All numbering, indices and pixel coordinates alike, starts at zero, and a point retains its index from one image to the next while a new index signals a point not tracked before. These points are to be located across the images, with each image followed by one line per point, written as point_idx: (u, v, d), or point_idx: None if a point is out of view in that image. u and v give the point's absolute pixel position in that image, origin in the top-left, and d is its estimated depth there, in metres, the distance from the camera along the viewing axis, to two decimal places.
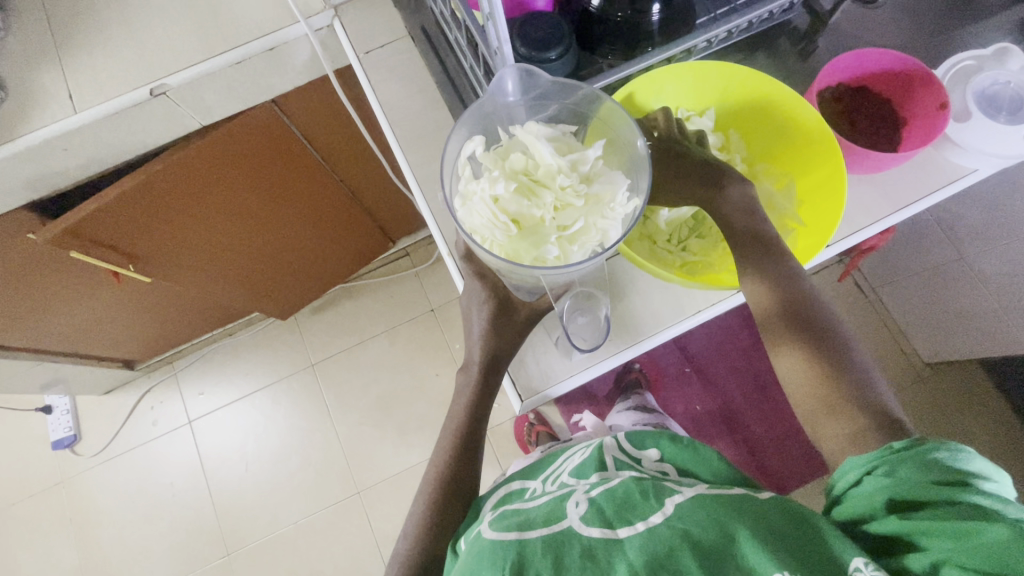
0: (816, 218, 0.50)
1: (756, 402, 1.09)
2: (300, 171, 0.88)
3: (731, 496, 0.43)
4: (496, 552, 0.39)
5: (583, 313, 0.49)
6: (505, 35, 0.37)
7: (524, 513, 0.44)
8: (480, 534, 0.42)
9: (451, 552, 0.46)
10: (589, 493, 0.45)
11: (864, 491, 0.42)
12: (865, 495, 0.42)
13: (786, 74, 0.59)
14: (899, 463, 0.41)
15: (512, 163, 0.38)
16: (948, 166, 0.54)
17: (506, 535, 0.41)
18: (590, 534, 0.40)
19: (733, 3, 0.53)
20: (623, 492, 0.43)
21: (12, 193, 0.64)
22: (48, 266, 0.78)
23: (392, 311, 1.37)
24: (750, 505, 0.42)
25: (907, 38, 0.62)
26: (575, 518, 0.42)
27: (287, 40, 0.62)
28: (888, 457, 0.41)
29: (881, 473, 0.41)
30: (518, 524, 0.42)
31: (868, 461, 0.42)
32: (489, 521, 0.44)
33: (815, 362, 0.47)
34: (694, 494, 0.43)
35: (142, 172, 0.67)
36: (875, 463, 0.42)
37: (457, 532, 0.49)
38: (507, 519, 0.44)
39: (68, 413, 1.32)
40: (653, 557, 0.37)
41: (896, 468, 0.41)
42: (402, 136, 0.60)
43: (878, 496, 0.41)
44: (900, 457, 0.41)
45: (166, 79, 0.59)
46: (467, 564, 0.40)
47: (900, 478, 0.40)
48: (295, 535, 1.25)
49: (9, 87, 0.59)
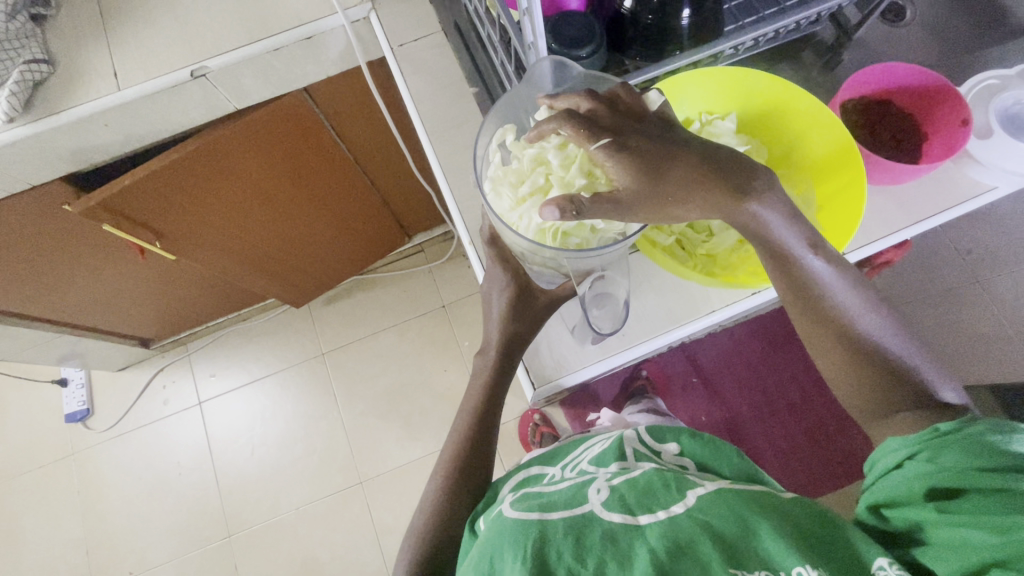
0: (835, 226, 0.50)
1: (761, 414, 1.09)
2: (327, 159, 0.90)
3: (754, 492, 0.41)
4: (519, 530, 0.39)
5: (601, 304, 0.49)
6: (541, 30, 0.39)
7: (544, 496, 0.45)
8: (503, 514, 0.43)
9: (468, 532, 0.47)
10: (611, 482, 0.44)
11: (901, 475, 0.40)
12: (902, 481, 0.40)
13: (810, 84, 0.60)
14: (944, 448, 0.39)
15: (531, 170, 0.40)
16: (966, 182, 0.54)
17: (528, 515, 0.41)
18: (611, 519, 0.40)
19: (761, 12, 0.54)
20: (645, 483, 0.43)
21: (53, 165, 0.66)
22: (78, 237, 0.80)
23: (405, 306, 1.39)
24: (775, 502, 0.40)
25: (931, 55, 0.63)
26: (597, 504, 0.42)
27: (324, 29, 0.64)
28: (932, 440, 0.39)
29: (922, 458, 0.39)
30: (540, 505, 0.43)
31: (910, 445, 0.41)
32: (510, 502, 0.44)
33: (842, 341, 0.45)
34: (716, 487, 0.42)
35: (176, 152, 0.69)
36: (918, 446, 0.40)
37: (474, 511, 0.50)
38: (529, 501, 0.44)
39: (82, 387, 1.35)
40: (674, 543, 0.36)
41: (939, 454, 0.39)
42: (430, 127, 0.61)
43: (914, 482, 0.39)
44: (945, 440, 0.39)
45: (207, 62, 0.62)
46: (490, 541, 0.40)
47: (942, 465, 0.38)
48: (295, 521, 1.26)
49: (56, 63, 0.62)
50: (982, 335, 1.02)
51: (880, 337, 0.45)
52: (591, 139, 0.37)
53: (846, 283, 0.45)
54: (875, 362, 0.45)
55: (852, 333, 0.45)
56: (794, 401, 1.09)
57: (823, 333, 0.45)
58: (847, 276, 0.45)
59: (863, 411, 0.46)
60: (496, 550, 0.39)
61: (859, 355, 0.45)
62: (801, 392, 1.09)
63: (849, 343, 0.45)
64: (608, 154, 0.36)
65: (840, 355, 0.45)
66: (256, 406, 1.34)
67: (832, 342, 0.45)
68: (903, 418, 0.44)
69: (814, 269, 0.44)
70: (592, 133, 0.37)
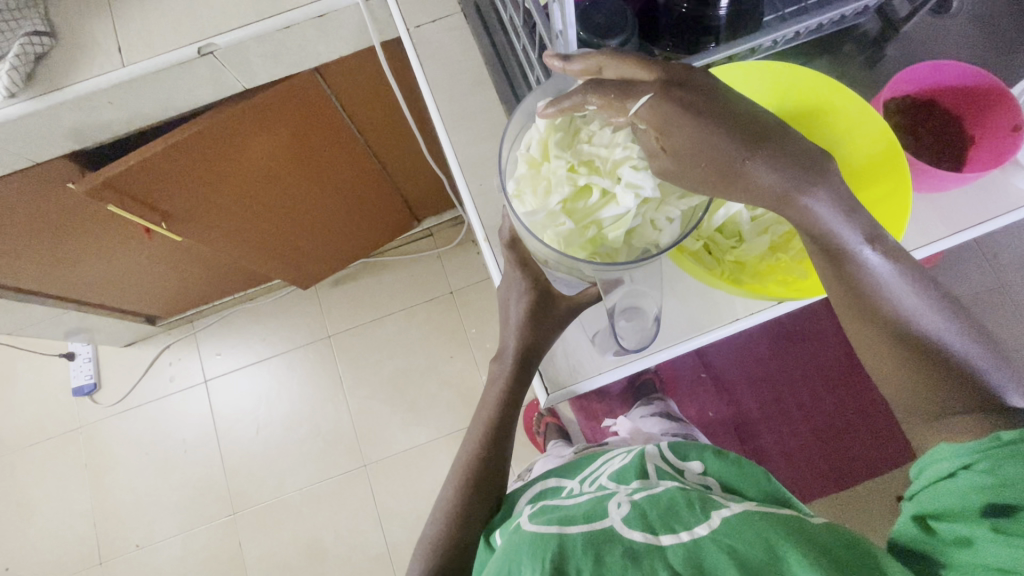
0: (888, 216, 0.47)
1: (773, 413, 1.01)
2: (336, 141, 0.87)
3: (784, 516, 0.39)
4: (537, 543, 0.38)
5: (627, 317, 0.46)
6: (570, 20, 0.36)
7: (563, 509, 0.43)
8: (520, 527, 0.41)
9: (485, 545, 0.47)
10: (632, 497, 0.43)
11: (956, 486, 0.37)
12: (956, 492, 0.37)
13: (849, 82, 0.57)
14: (1006, 460, 0.35)
15: (555, 179, 0.41)
16: (1012, 191, 0.51)
17: (546, 528, 0.40)
18: (633, 537, 0.38)
19: (803, 3, 0.50)
20: (668, 502, 0.41)
21: (57, 142, 0.64)
22: (83, 215, 0.79)
23: (412, 290, 1.38)
24: (804, 526, 0.37)
25: (978, 53, 0.60)
26: (618, 520, 0.40)
27: (336, 7, 0.61)
28: (992, 451, 0.36)
29: (980, 469, 0.36)
30: (559, 519, 0.41)
31: (966, 454, 0.37)
32: (528, 515, 0.43)
33: (897, 345, 0.42)
34: (742, 509, 0.40)
35: (181, 132, 0.67)
36: (976, 456, 0.36)
37: (490, 524, 0.50)
38: (547, 514, 0.43)
39: (90, 361, 1.35)
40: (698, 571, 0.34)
41: (1001, 466, 0.35)
42: (446, 116, 0.58)
43: (970, 496, 0.36)
44: (1009, 452, 0.35)
45: (215, 39, 0.59)
46: (506, 554, 0.39)
47: (1003, 479, 0.35)
48: (299, 501, 1.27)
49: (58, 36, 0.59)
50: None
51: (939, 335, 0.41)
52: (632, 99, 0.37)
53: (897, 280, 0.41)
54: (918, 357, 0.42)
55: (908, 329, 0.42)
56: (802, 400, 1.01)
57: (873, 327, 0.42)
58: (905, 273, 0.41)
59: (915, 413, 0.43)
60: (512, 564, 0.37)
61: (905, 353, 0.42)
62: (812, 393, 1.01)
63: (901, 338, 0.42)
64: (651, 112, 0.36)
65: (888, 351, 0.43)
66: (262, 386, 1.34)
67: (873, 335, 0.43)
68: (960, 420, 0.41)
69: (864, 264, 0.41)
70: (632, 95, 0.37)
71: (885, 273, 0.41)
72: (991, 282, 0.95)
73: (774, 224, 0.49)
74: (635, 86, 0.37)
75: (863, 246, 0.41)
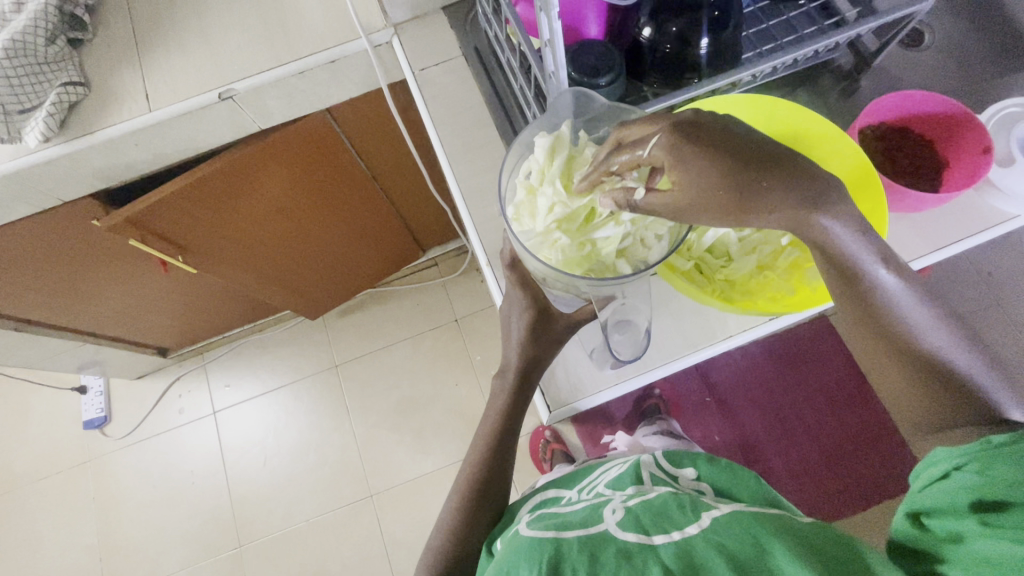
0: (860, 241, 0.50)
1: (779, 434, 1.02)
2: (346, 177, 0.92)
3: (772, 515, 0.40)
4: (534, 546, 0.39)
5: (621, 329, 0.49)
6: (562, 60, 0.40)
7: (560, 516, 0.45)
8: (518, 533, 0.43)
9: (485, 552, 0.48)
10: (626, 503, 0.44)
11: (947, 487, 0.38)
12: (946, 492, 0.38)
13: (828, 111, 0.61)
14: (995, 460, 0.36)
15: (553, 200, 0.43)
16: (987, 210, 0.54)
17: (543, 534, 0.41)
18: (626, 537, 0.39)
19: (778, 41, 0.55)
20: (661, 504, 0.43)
21: (84, 182, 0.68)
22: (102, 251, 0.82)
23: (418, 319, 1.40)
24: (791, 524, 0.38)
25: (950, 82, 0.64)
26: (612, 524, 0.42)
27: (347, 54, 0.66)
28: (982, 453, 0.36)
29: (971, 470, 0.36)
30: (556, 525, 0.43)
31: (957, 455, 0.38)
32: (527, 522, 0.45)
33: (904, 361, 0.43)
34: (731, 509, 0.41)
35: (198, 171, 0.71)
36: (966, 457, 0.37)
37: (491, 536, 0.52)
38: (545, 521, 0.44)
39: (101, 395, 1.37)
40: (688, 562, 0.35)
41: (991, 467, 0.36)
42: (449, 149, 0.62)
43: (960, 494, 0.37)
44: (998, 453, 0.36)
45: (234, 85, 0.63)
46: (505, 559, 0.40)
47: (993, 477, 0.36)
48: (306, 532, 1.26)
49: (91, 85, 0.64)
50: None
51: (942, 354, 0.42)
52: (643, 146, 0.37)
53: (904, 300, 0.42)
54: (920, 377, 0.42)
55: (912, 347, 0.42)
56: (810, 421, 1.01)
57: (876, 342, 0.43)
58: (913, 293, 0.42)
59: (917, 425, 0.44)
60: (511, 567, 0.39)
61: (906, 373, 0.43)
62: (819, 414, 1.02)
63: (908, 359, 0.43)
64: (663, 152, 0.36)
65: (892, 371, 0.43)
66: (269, 416, 1.35)
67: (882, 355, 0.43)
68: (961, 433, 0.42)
69: (874, 286, 0.42)
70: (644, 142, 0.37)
71: (895, 292, 0.42)
72: (987, 300, 0.97)
73: (760, 244, 0.51)
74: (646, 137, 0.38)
75: (876, 266, 0.42)
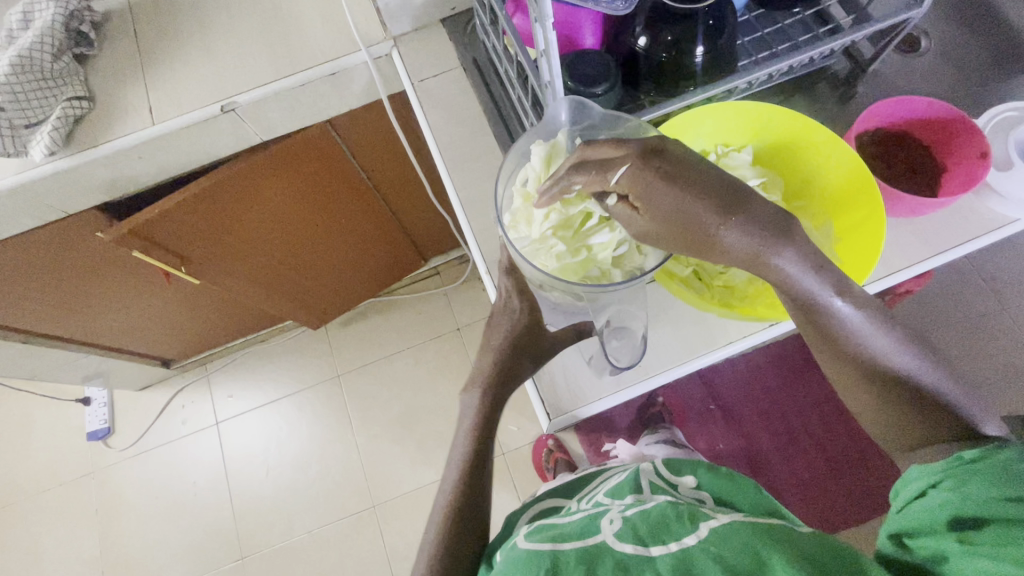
0: (854, 254, 0.50)
1: (783, 443, 1.01)
2: (347, 188, 0.93)
3: (773, 526, 0.39)
4: (531, 559, 0.39)
5: (617, 336, 0.49)
6: (557, 70, 0.40)
7: (557, 527, 0.44)
8: (516, 544, 0.42)
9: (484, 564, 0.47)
10: (624, 513, 0.44)
11: (926, 504, 0.37)
12: (927, 510, 0.37)
13: (825, 117, 0.61)
14: (971, 476, 0.35)
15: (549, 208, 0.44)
16: (986, 214, 0.54)
17: (540, 545, 0.41)
18: (624, 550, 0.39)
19: (772, 49, 0.55)
20: (659, 514, 0.42)
21: (88, 195, 0.69)
22: (106, 262, 0.83)
23: (420, 328, 1.40)
24: (791, 535, 0.37)
25: (947, 88, 0.64)
26: (610, 535, 0.41)
27: (347, 66, 0.66)
28: (957, 469, 0.36)
29: (947, 487, 0.36)
30: (553, 536, 0.42)
31: (935, 473, 0.37)
32: (524, 533, 0.44)
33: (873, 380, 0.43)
34: (730, 520, 0.41)
35: (201, 183, 0.72)
36: (943, 474, 0.37)
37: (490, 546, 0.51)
38: (542, 531, 0.44)
39: (104, 406, 1.38)
40: None
41: (965, 483, 0.35)
42: (448, 159, 0.63)
43: (938, 511, 0.36)
44: (974, 469, 0.35)
45: (236, 97, 0.64)
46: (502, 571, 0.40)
47: (967, 494, 0.35)
48: (308, 544, 1.25)
49: (95, 100, 0.65)
50: (1017, 366, 0.98)
51: (909, 374, 0.42)
52: (611, 171, 0.40)
53: (862, 326, 0.42)
54: (890, 397, 0.43)
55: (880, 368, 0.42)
56: (814, 430, 1.00)
57: (846, 367, 0.43)
58: (873, 321, 0.42)
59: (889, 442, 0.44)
60: None
61: (881, 391, 0.43)
62: (824, 422, 1.01)
63: (879, 379, 0.43)
64: (631, 182, 0.39)
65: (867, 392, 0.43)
66: (272, 427, 1.35)
67: (853, 376, 0.43)
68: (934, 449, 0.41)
69: (848, 307, 0.42)
70: (612, 168, 0.40)
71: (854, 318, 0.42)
72: None
73: None
74: (612, 162, 0.40)
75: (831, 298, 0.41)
